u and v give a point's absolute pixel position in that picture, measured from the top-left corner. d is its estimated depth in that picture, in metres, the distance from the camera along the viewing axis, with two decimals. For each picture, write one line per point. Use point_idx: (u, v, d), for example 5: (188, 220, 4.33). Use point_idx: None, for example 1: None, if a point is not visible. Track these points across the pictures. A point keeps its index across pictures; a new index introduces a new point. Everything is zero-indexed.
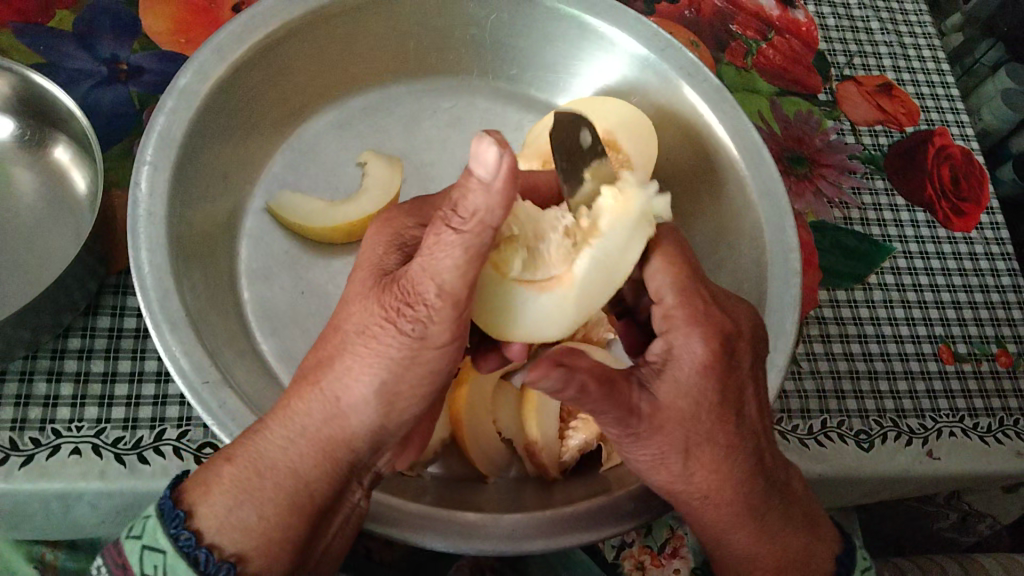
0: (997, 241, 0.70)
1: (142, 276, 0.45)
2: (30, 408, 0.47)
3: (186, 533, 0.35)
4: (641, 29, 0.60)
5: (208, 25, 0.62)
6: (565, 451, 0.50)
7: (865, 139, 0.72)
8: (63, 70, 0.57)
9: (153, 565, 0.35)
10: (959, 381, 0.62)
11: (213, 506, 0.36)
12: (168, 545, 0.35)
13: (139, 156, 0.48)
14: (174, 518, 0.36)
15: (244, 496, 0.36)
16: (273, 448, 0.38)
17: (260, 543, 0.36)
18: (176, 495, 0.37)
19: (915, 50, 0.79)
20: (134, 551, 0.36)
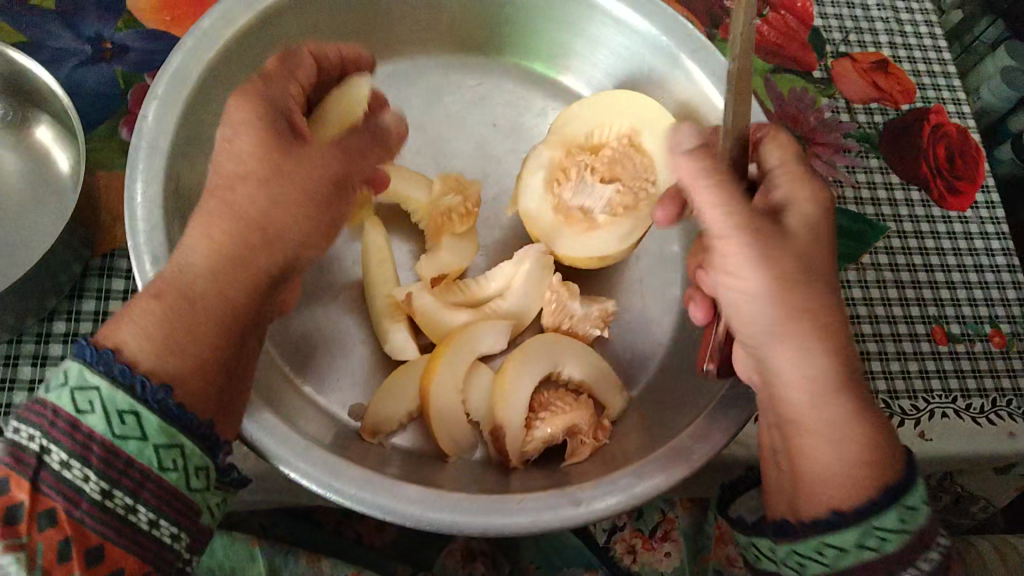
0: (992, 220, 0.70)
1: (134, 208, 0.44)
2: (15, 392, 0.48)
3: (118, 365, 0.34)
4: (677, 29, 0.59)
5: (194, 4, 0.61)
6: (529, 441, 0.49)
7: (860, 117, 0.71)
8: (45, 50, 0.57)
9: (87, 402, 0.34)
10: (952, 361, 0.62)
11: (133, 332, 0.35)
12: (100, 381, 0.34)
13: (150, 90, 0.48)
14: (100, 356, 0.34)
15: (176, 327, 0.36)
16: (191, 274, 0.38)
17: (185, 369, 0.35)
18: (86, 337, 0.35)
19: (912, 27, 0.78)
20: (61, 397, 0.34)
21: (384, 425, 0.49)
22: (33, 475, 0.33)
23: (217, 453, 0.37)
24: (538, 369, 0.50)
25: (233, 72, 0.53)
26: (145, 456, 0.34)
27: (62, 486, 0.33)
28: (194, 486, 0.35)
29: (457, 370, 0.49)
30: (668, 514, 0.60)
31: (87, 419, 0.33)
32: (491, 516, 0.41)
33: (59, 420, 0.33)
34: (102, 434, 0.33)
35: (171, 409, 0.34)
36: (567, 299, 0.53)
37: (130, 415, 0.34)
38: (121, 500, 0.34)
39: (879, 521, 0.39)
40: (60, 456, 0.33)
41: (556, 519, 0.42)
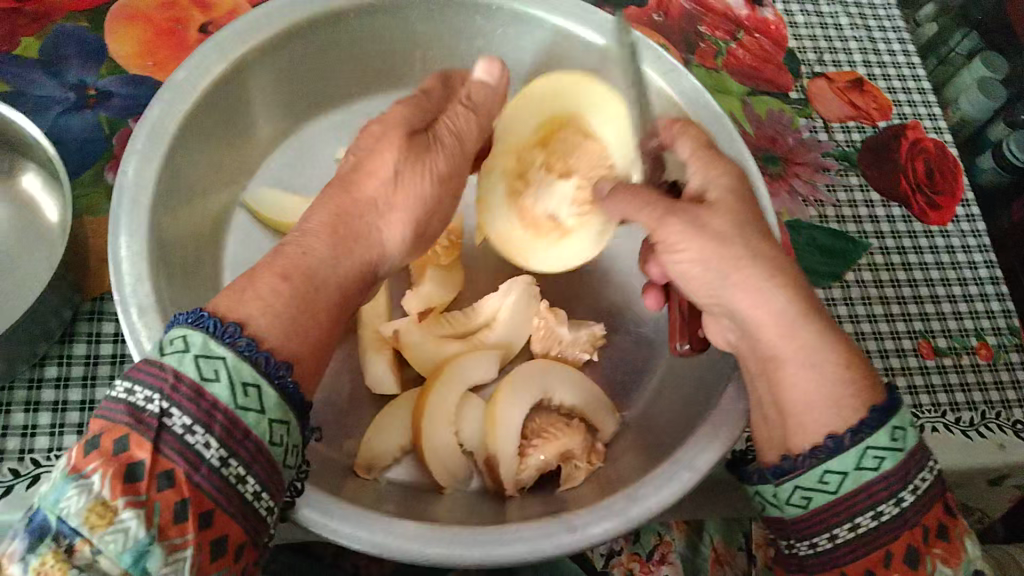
0: (974, 233, 0.71)
1: (119, 262, 0.45)
2: (9, 437, 0.48)
3: (245, 338, 0.35)
4: (645, 49, 0.60)
5: (175, 49, 0.61)
6: (523, 470, 0.49)
7: (837, 135, 0.72)
8: (29, 99, 0.57)
9: (213, 369, 0.33)
10: (940, 375, 0.63)
11: (265, 315, 0.37)
12: (225, 351, 0.34)
13: (130, 147, 0.48)
14: (228, 330, 0.35)
15: (299, 307, 0.38)
16: (316, 265, 0.40)
17: (297, 346, 0.37)
18: (204, 314, 0.35)
19: (885, 45, 0.79)
20: (184, 362, 0.33)
21: (377, 460, 0.49)
22: (157, 435, 0.31)
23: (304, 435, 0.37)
24: (528, 399, 0.51)
25: (213, 118, 0.54)
26: (261, 429, 0.34)
27: (186, 449, 0.32)
28: (288, 464, 0.36)
29: (448, 404, 0.50)
30: (665, 537, 0.61)
31: (214, 387, 0.33)
32: (494, 548, 0.41)
33: (183, 386, 0.33)
34: (226, 403, 0.33)
35: (289, 388, 0.35)
36: (555, 324, 0.54)
37: (254, 388, 0.34)
38: (235, 469, 0.33)
39: (873, 440, 0.39)
40: (184, 421, 0.32)
41: (553, 550, 0.42)
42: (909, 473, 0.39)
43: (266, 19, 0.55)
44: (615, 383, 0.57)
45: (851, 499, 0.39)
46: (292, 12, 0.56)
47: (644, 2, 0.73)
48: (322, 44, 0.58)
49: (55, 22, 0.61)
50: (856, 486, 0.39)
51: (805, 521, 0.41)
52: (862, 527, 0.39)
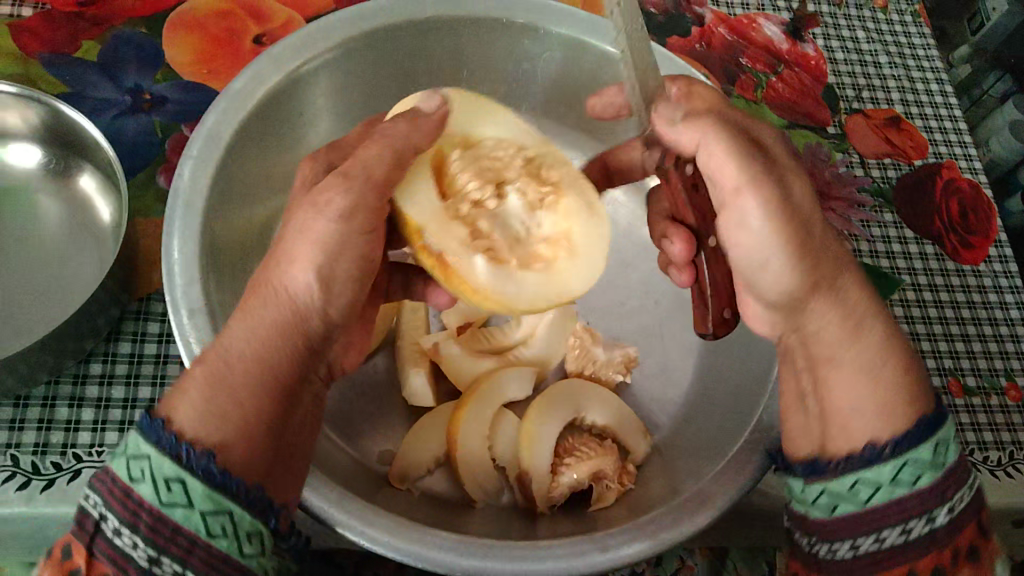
0: (1005, 274, 0.71)
1: (171, 264, 0.46)
2: (52, 432, 0.49)
3: (167, 433, 0.33)
4: (690, 79, 0.61)
5: (230, 58, 0.63)
6: (555, 487, 0.50)
7: (873, 171, 0.73)
8: (87, 100, 0.59)
9: (139, 469, 0.33)
10: (968, 414, 0.63)
11: (184, 406, 0.34)
12: (150, 449, 0.33)
13: (186, 152, 0.49)
14: (153, 425, 0.34)
15: (218, 388, 0.35)
16: (238, 352, 0.37)
17: (237, 431, 0.34)
18: (148, 409, 0.35)
19: (923, 84, 0.80)
20: (118, 464, 0.33)
21: (411, 471, 0.49)
22: (92, 539, 0.32)
23: (270, 519, 0.35)
24: (561, 417, 0.51)
25: (269, 125, 0.55)
26: (192, 523, 0.32)
27: (115, 553, 0.32)
28: (246, 552, 0.34)
29: (484, 417, 0.50)
30: (687, 561, 0.60)
31: (139, 486, 0.32)
32: (533, 562, 0.42)
33: (116, 487, 0.33)
34: (151, 501, 0.32)
35: (216, 474, 0.33)
36: (590, 343, 0.55)
37: (176, 483, 0.32)
38: (170, 568, 0.32)
39: (912, 454, 0.39)
40: (113, 523, 0.32)
41: (585, 569, 0.42)
42: (947, 488, 0.39)
43: (330, 29, 0.56)
44: (645, 407, 0.57)
45: (883, 511, 0.39)
46: (355, 24, 0.57)
47: (687, 32, 0.75)
48: (375, 57, 0.60)
49: (116, 27, 0.62)
50: (887, 499, 0.39)
51: (827, 524, 0.41)
52: (886, 540, 0.39)
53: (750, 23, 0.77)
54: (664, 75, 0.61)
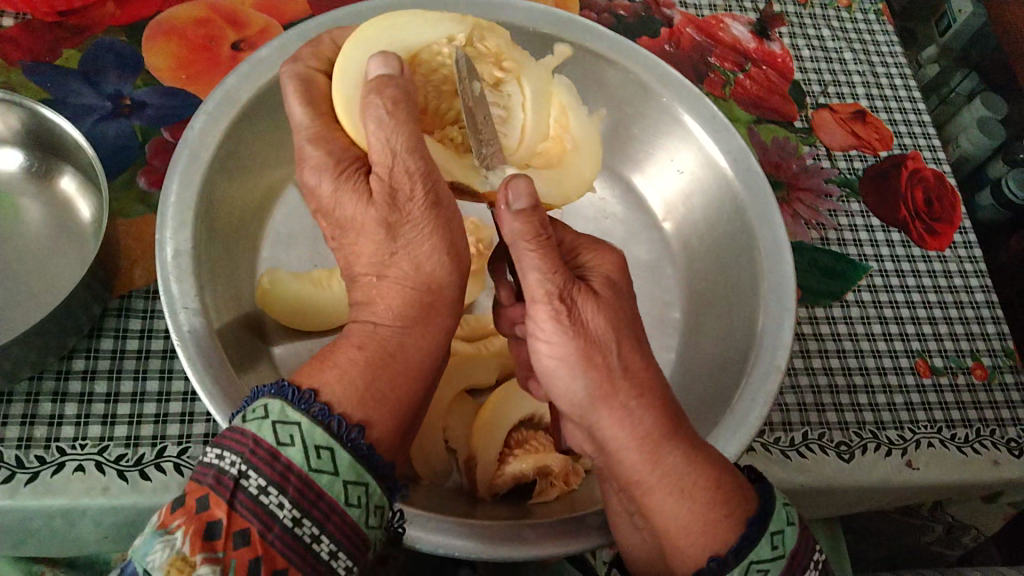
0: (970, 259, 0.73)
1: (164, 256, 0.47)
2: (35, 426, 0.49)
3: (318, 404, 0.34)
4: (677, 86, 0.64)
5: (209, 64, 0.64)
6: (499, 476, 0.50)
7: (840, 163, 0.75)
8: (68, 105, 0.60)
9: (287, 435, 0.33)
10: (937, 394, 0.64)
11: (341, 382, 0.36)
12: (299, 417, 0.34)
13: (177, 151, 0.51)
14: (301, 396, 0.35)
15: (377, 370, 0.38)
16: (385, 335, 0.40)
17: (380, 412, 0.37)
18: (290, 382, 0.35)
19: (887, 79, 0.82)
20: (262, 428, 0.33)
21: None
22: (231, 494, 0.31)
23: (391, 495, 0.37)
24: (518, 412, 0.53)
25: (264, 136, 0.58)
26: (335, 490, 0.33)
27: (259, 509, 0.31)
28: (370, 525, 0.35)
29: (441, 400, 0.52)
30: None
31: (288, 451, 0.33)
32: (536, 543, 0.44)
33: (261, 449, 0.32)
34: (300, 466, 0.33)
35: (363, 450, 0.34)
36: None
37: (326, 450, 0.33)
38: (309, 529, 0.32)
39: (756, 555, 0.37)
40: (259, 481, 0.32)
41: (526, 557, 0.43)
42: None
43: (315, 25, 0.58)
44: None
45: None
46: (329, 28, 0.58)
47: (656, 33, 0.77)
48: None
49: (95, 35, 0.64)
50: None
51: None
52: None
53: (717, 22, 0.80)
54: (650, 80, 0.64)
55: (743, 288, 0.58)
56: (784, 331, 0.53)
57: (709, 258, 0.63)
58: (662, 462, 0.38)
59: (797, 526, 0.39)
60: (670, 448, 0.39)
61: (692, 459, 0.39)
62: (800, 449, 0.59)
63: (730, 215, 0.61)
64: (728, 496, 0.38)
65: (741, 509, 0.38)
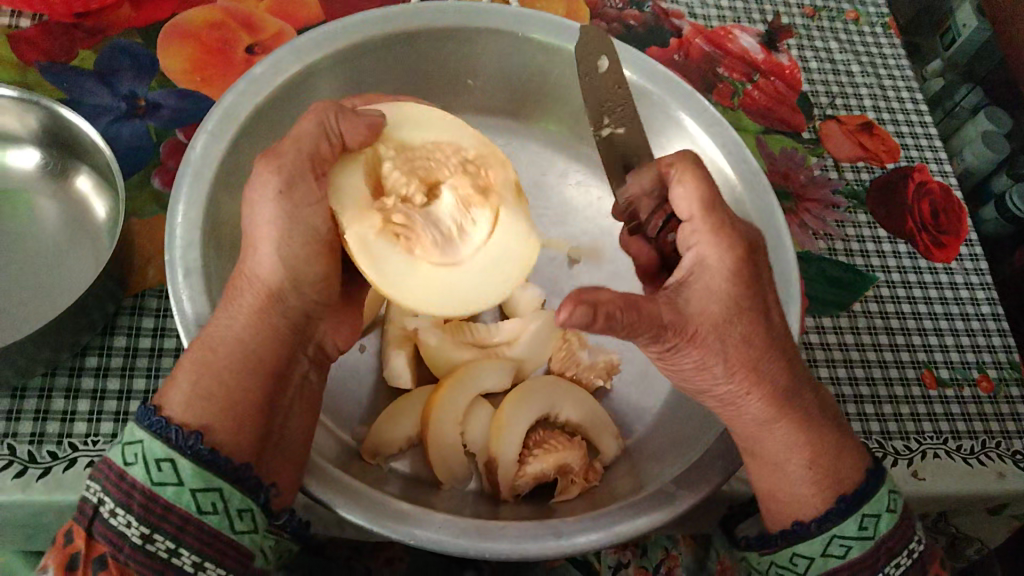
0: (976, 271, 0.73)
1: (175, 267, 0.47)
2: (48, 422, 0.50)
3: (157, 418, 0.39)
4: (693, 104, 0.64)
5: (223, 66, 0.65)
6: (520, 476, 0.51)
7: (847, 174, 0.75)
8: (84, 105, 0.61)
9: (133, 454, 0.38)
10: (943, 405, 0.65)
11: (174, 390, 0.40)
12: (143, 435, 0.38)
13: (183, 166, 0.50)
14: (148, 414, 0.39)
15: (201, 369, 0.41)
16: (221, 335, 0.42)
17: (220, 416, 0.40)
18: (144, 403, 0.40)
19: (894, 92, 0.83)
20: (116, 452, 0.38)
21: (383, 447, 0.51)
22: (91, 521, 0.37)
23: (260, 496, 0.40)
24: (536, 409, 0.53)
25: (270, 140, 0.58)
26: (182, 501, 0.37)
27: (111, 531, 0.37)
28: (238, 529, 0.38)
29: (458, 404, 0.52)
30: (671, 551, 0.62)
31: (132, 470, 0.37)
32: (520, 542, 0.43)
33: (112, 473, 0.38)
34: (143, 481, 0.37)
35: (203, 455, 0.38)
36: (577, 347, 0.57)
37: (167, 462, 0.37)
38: (163, 544, 0.37)
39: (840, 530, 0.44)
40: (109, 504, 0.37)
41: (540, 552, 0.43)
42: (877, 562, 0.44)
43: (331, 35, 0.59)
44: (620, 413, 0.58)
45: (857, 563, 0.44)
46: (345, 34, 0.59)
47: (665, 43, 0.77)
48: (367, 65, 0.62)
49: (111, 37, 0.65)
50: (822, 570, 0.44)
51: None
52: None
53: (726, 33, 0.80)
54: (666, 97, 0.64)
55: None
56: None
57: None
58: (773, 435, 0.46)
59: (895, 514, 0.45)
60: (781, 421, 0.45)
61: (805, 432, 0.46)
62: None
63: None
64: (826, 468, 0.45)
65: (847, 480, 0.45)
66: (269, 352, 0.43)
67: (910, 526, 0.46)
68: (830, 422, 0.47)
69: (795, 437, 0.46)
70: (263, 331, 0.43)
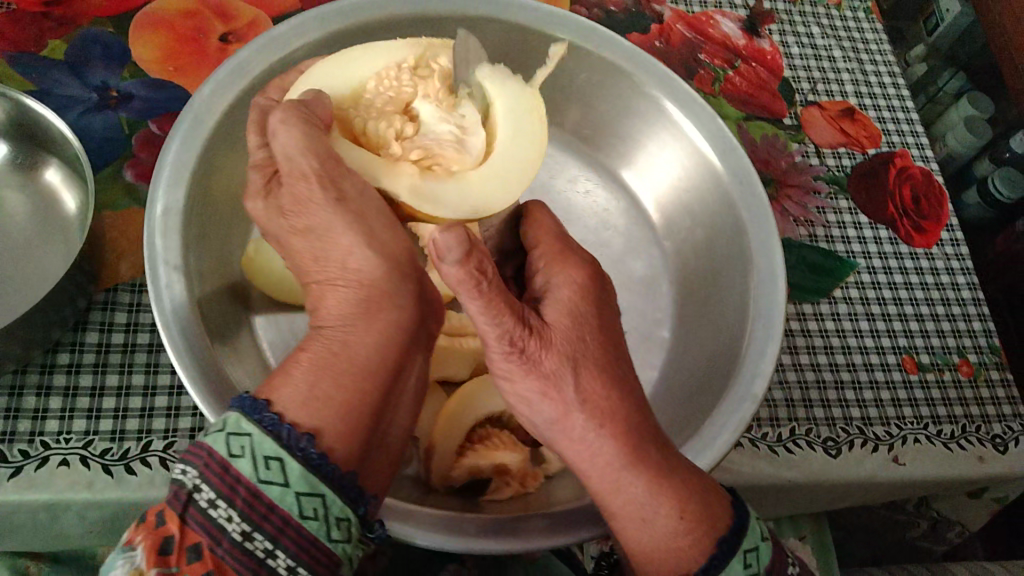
0: (957, 256, 0.73)
1: (155, 255, 0.47)
2: (19, 420, 0.49)
3: (269, 414, 0.34)
4: (684, 93, 0.62)
5: (197, 56, 0.64)
6: (458, 470, 0.50)
7: (829, 160, 0.75)
8: (54, 97, 0.59)
9: (239, 447, 0.33)
10: (923, 390, 0.65)
11: (288, 387, 0.35)
12: (252, 430, 0.33)
13: (162, 156, 0.49)
14: (255, 408, 0.34)
15: (321, 372, 0.36)
16: (339, 338, 0.38)
17: (336, 419, 0.35)
18: (249, 395, 0.35)
19: (876, 77, 0.83)
20: (217, 440, 0.33)
21: None
22: (183, 509, 0.32)
23: (360, 506, 0.35)
24: (476, 413, 0.52)
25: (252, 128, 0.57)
26: (286, 503, 0.32)
27: (208, 523, 0.32)
28: (332, 538, 0.33)
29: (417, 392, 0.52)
30: None
31: (237, 463, 0.33)
32: (468, 536, 0.42)
33: (213, 462, 0.33)
34: (248, 478, 0.32)
35: (314, 457, 0.33)
36: None
37: (275, 462, 0.33)
38: (262, 543, 0.32)
39: (728, 574, 0.38)
40: (208, 494, 0.32)
41: (517, 548, 0.43)
42: None
43: (304, 30, 0.57)
44: None
45: None
46: (318, 28, 0.57)
47: (646, 29, 0.76)
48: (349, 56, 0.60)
49: (82, 26, 0.63)
50: None
51: None
52: None
53: (707, 19, 0.80)
54: (655, 85, 0.63)
55: (736, 299, 0.57)
56: (773, 337, 0.52)
57: (707, 263, 0.62)
58: (621, 488, 0.39)
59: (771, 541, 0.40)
60: (631, 470, 0.39)
61: (660, 476, 0.39)
62: (788, 445, 0.59)
63: (726, 217, 0.60)
64: (696, 513, 0.39)
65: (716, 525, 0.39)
66: (387, 355, 0.38)
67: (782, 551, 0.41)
68: (686, 469, 0.40)
69: (644, 490, 0.39)
70: (381, 331, 0.39)
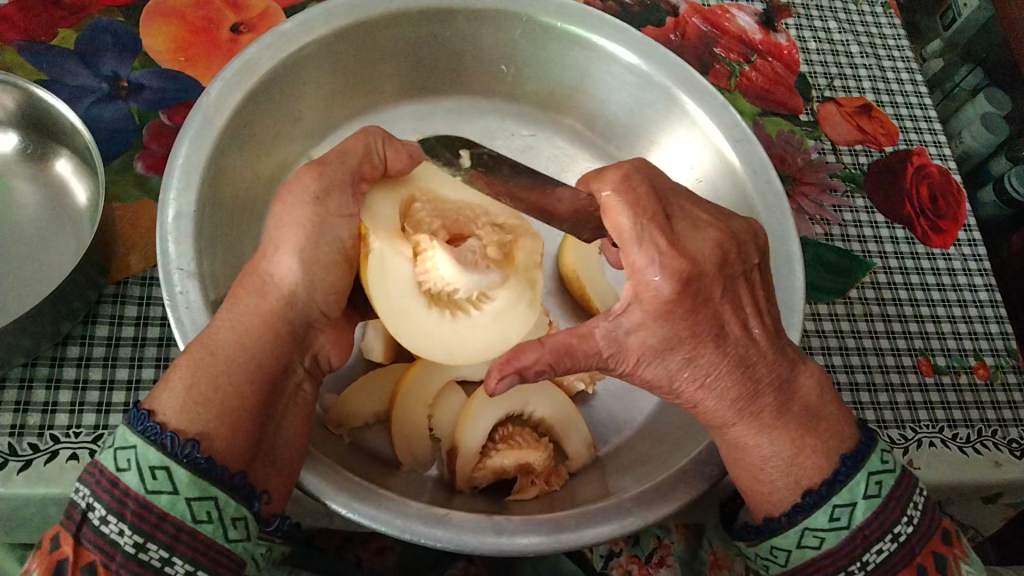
0: (974, 257, 0.72)
1: (167, 250, 0.46)
2: (29, 414, 0.49)
3: (151, 424, 0.36)
4: (699, 87, 0.62)
5: (207, 46, 0.63)
6: (478, 469, 0.50)
7: (845, 158, 0.74)
8: (65, 87, 0.59)
9: (126, 460, 0.36)
10: (939, 393, 0.64)
11: (169, 393, 0.38)
12: (136, 440, 0.36)
13: (174, 152, 0.50)
14: (140, 417, 0.37)
15: (198, 372, 0.38)
16: (225, 342, 0.40)
17: (223, 424, 0.38)
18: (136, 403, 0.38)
19: (893, 73, 0.82)
20: (106, 456, 0.37)
21: (350, 419, 0.51)
22: (79, 529, 0.36)
23: (253, 502, 0.38)
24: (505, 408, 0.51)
25: (257, 116, 0.57)
26: (178, 510, 0.36)
27: (101, 540, 0.35)
28: (231, 537, 0.37)
29: (432, 384, 0.51)
30: (664, 541, 0.61)
31: (125, 477, 0.36)
32: (514, 536, 0.42)
33: (104, 478, 0.36)
34: (136, 489, 0.36)
35: (202, 464, 0.36)
36: None
37: (161, 470, 0.36)
38: (156, 552, 0.36)
39: (811, 522, 0.43)
40: (100, 511, 0.36)
41: (527, 546, 0.42)
42: (855, 550, 0.42)
43: (316, 21, 0.57)
44: (608, 403, 0.58)
45: (861, 531, 0.42)
46: (329, 22, 0.58)
47: (661, 23, 0.76)
48: (358, 50, 0.61)
49: (92, 15, 0.63)
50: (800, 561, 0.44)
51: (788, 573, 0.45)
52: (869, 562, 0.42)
53: (723, 13, 0.78)
54: (666, 78, 0.62)
55: None
56: (794, 333, 0.52)
57: None
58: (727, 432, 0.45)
59: (877, 499, 0.43)
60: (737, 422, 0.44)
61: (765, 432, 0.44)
62: None
63: (741, 214, 0.60)
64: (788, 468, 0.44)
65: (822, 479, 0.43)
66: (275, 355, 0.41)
67: (899, 506, 0.43)
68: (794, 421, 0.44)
69: (748, 437, 0.44)
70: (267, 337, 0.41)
